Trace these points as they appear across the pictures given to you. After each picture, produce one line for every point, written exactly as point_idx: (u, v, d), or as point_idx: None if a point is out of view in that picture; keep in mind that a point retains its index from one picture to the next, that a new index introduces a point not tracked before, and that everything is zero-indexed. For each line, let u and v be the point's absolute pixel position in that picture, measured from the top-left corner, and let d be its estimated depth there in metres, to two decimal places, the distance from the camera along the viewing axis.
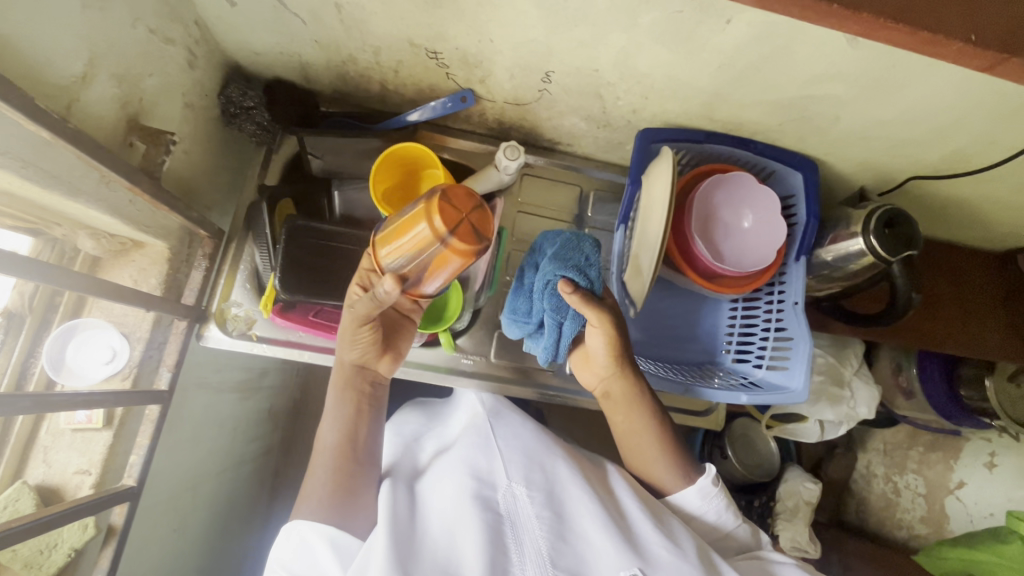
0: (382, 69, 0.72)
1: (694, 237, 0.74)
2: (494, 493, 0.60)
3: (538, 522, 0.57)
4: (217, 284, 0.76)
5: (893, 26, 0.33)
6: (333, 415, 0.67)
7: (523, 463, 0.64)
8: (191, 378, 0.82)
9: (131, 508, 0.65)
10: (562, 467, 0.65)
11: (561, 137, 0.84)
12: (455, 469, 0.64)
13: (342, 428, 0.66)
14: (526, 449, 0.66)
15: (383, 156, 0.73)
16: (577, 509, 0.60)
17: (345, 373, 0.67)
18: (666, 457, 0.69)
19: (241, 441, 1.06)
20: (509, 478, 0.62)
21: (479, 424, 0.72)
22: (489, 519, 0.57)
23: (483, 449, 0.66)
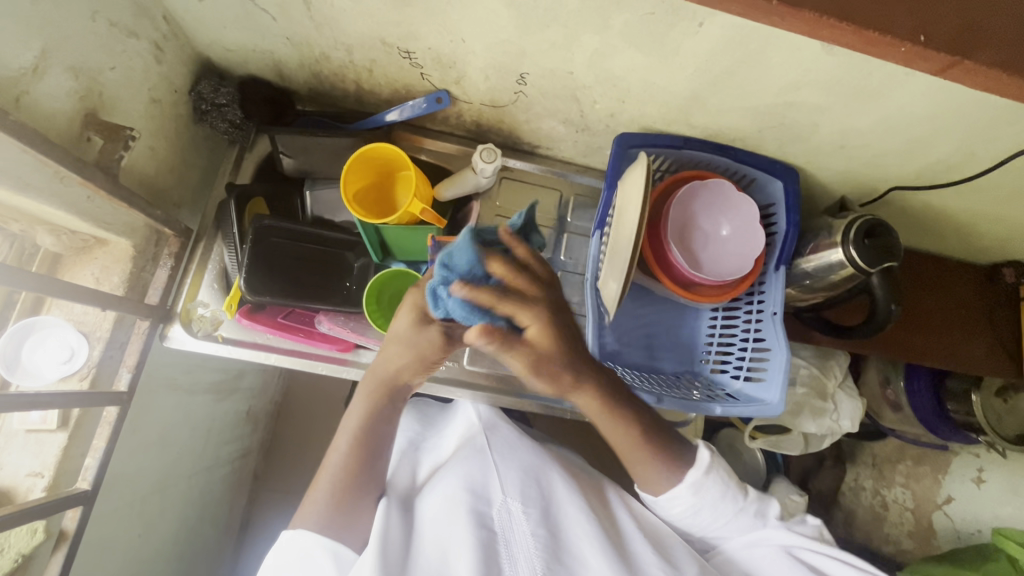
0: (357, 68, 0.71)
1: (671, 246, 0.73)
2: (489, 508, 0.59)
3: (535, 539, 0.56)
4: (183, 284, 0.75)
5: (837, 25, 0.32)
6: (354, 424, 0.62)
7: (521, 479, 0.63)
8: (159, 379, 0.80)
9: (85, 513, 0.63)
10: (561, 486, 0.65)
11: (541, 140, 0.83)
12: (453, 483, 0.62)
13: (358, 438, 0.62)
14: (523, 466, 0.66)
15: (353, 156, 0.71)
16: (575, 528, 0.60)
17: (380, 385, 0.62)
18: (653, 459, 0.63)
19: (215, 443, 1.04)
20: (505, 493, 0.61)
21: (479, 438, 0.70)
22: (483, 537, 0.55)
23: (478, 463, 0.65)
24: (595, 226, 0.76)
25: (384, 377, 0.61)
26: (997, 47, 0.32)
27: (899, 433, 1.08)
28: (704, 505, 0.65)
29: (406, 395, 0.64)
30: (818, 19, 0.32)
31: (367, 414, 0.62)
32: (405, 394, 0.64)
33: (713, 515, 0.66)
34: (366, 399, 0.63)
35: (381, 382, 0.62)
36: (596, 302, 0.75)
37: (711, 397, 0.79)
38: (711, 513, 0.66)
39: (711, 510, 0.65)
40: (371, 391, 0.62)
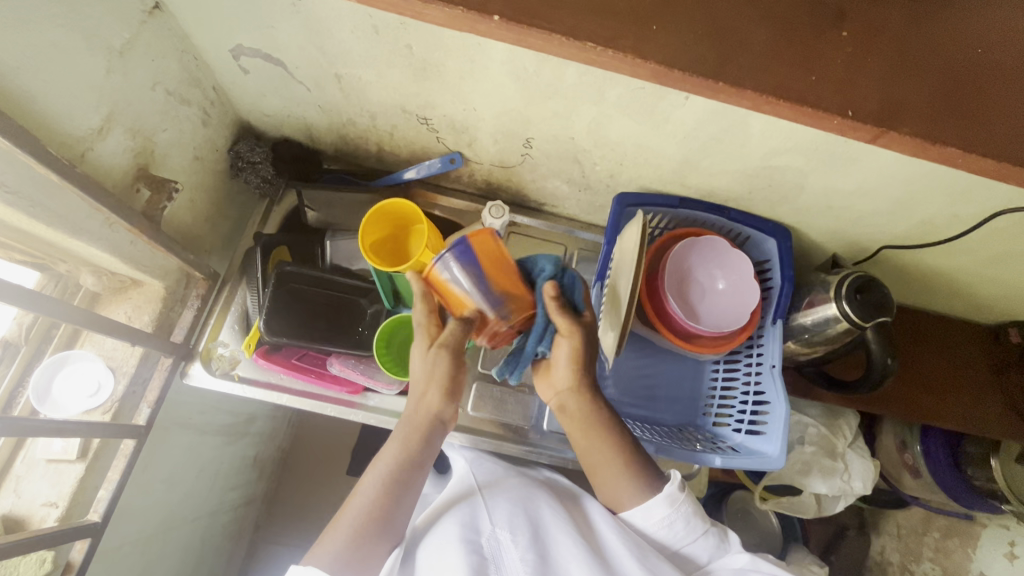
0: (379, 132, 0.79)
1: (667, 297, 0.76)
2: (478, 537, 0.62)
3: (524, 564, 0.59)
4: (207, 324, 0.79)
5: (779, 103, 0.36)
6: (392, 464, 0.62)
7: (514, 506, 0.66)
8: (173, 417, 0.83)
9: (92, 545, 0.64)
10: (546, 510, 0.67)
11: (546, 198, 0.89)
12: (445, 520, 0.65)
13: (395, 475, 0.62)
14: (512, 495, 0.68)
15: (375, 210, 0.77)
16: (563, 552, 0.61)
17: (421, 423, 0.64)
18: (622, 467, 0.66)
19: (221, 488, 1.05)
20: (493, 523, 0.64)
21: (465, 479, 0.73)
22: (474, 562, 0.58)
23: (467, 498, 0.68)
24: (596, 280, 0.80)
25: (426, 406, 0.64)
26: (922, 120, 0.37)
27: (920, 499, 1.05)
28: (678, 520, 0.63)
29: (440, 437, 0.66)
30: (759, 97, 0.36)
31: (405, 455, 0.63)
32: (438, 434, 0.66)
33: (685, 533, 0.63)
34: (405, 438, 0.63)
35: (419, 421, 0.64)
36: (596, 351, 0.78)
37: (712, 449, 0.79)
38: (684, 528, 0.63)
39: (685, 523, 0.63)
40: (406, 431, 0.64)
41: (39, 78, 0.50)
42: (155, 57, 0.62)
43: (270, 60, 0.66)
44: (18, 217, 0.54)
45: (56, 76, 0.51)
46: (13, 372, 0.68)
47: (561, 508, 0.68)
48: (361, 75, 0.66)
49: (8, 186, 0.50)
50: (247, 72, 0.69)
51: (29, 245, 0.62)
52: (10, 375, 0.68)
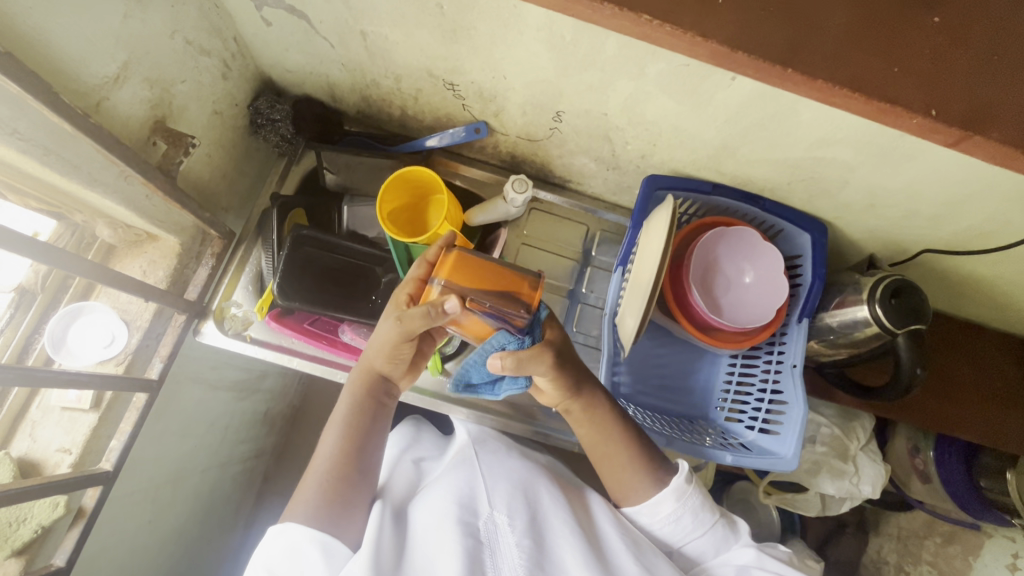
0: (403, 95, 0.76)
1: (691, 287, 0.74)
2: (476, 518, 0.61)
3: (520, 550, 0.58)
4: (221, 283, 0.78)
5: (852, 96, 0.33)
6: (340, 421, 0.65)
7: (514, 489, 0.66)
8: (186, 370, 0.84)
9: (104, 492, 0.66)
10: (546, 499, 0.66)
11: (571, 175, 0.85)
12: (442, 494, 0.65)
13: (347, 429, 0.65)
14: (510, 476, 0.68)
15: (392, 177, 0.75)
16: (559, 543, 0.61)
17: (365, 378, 0.66)
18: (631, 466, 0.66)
19: (231, 442, 1.07)
20: (492, 505, 0.63)
21: (465, 454, 0.72)
22: (470, 546, 0.58)
23: (467, 474, 0.68)
24: (618, 264, 0.78)
25: (369, 367, 0.66)
26: (1006, 125, 0.33)
27: (925, 505, 1.03)
28: (685, 514, 0.64)
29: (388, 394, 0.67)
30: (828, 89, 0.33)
31: (351, 412, 0.65)
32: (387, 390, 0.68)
33: (692, 525, 0.65)
34: (351, 394, 0.66)
35: (364, 376, 0.66)
36: (613, 338, 0.76)
37: (723, 445, 0.77)
38: (692, 522, 0.65)
39: (692, 517, 0.65)
40: (355, 386, 0.66)
41: (54, 21, 0.48)
42: (175, 3, 0.59)
43: (293, 13, 0.63)
44: (32, 166, 0.52)
45: (72, 20, 0.49)
46: (28, 319, 0.69)
47: (560, 495, 0.68)
48: (388, 33, 0.63)
49: (21, 133, 0.49)
50: (270, 23, 0.66)
51: (46, 194, 0.60)
52: (27, 322, 0.69)
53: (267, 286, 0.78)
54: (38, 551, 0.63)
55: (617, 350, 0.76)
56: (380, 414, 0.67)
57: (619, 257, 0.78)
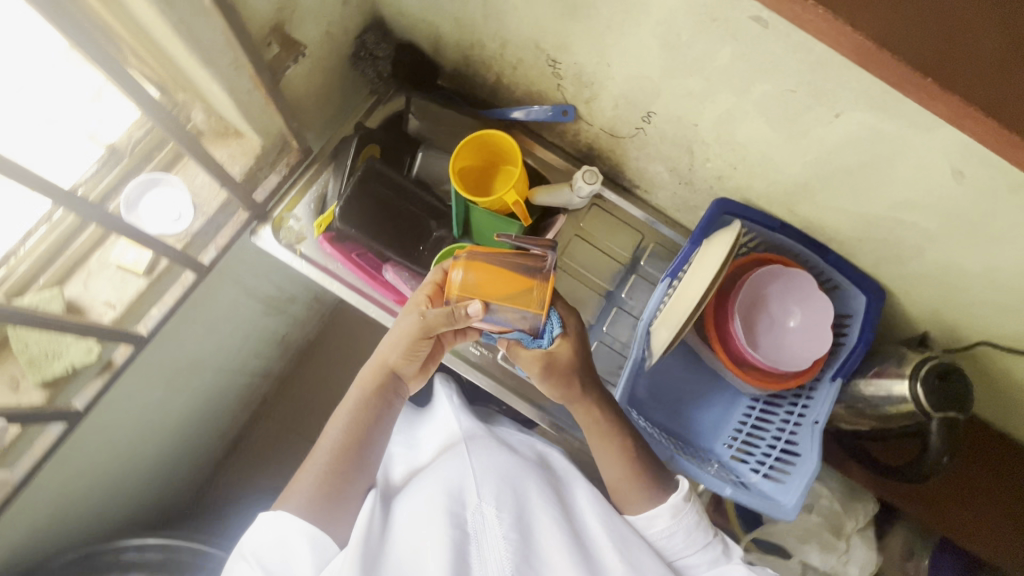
0: (504, 62, 0.77)
1: (734, 317, 0.73)
2: (463, 510, 0.62)
3: (507, 543, 0.59)
4: (286, 194, 0.81)
5: (983, 121, 0.34)
6: (348, 412, 0.68)
7: (501, 480, 0.66)
8: (230, 269, 0.87)
9: (133, 352, 0.69)
10: (534, 493, 0.67)
11: (641, 181, 0.86)
12: (433, 486, 0.65)
13: (353, 420, 0.67)
14: (500, 467, 0.68)
15: (470, 138, 0.77)
16: (546, 539, 0.62)
17: (375, 374, 0.69)
18: (631, 471, 0.68)
19: (248, 353, 1.11)
20: (480, 498, 0.63)
21: (453, 442, 0.72)
22: (456, 538, 0.59)
23: (458, 464, 0.68)
24: (665, 275, 0.76)
25: (381, 363, 0.70)
26: None
27: None
28: (678, 531, 0.66)
29: (398, 389, 0.71)
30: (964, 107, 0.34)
31: (359, 402, 0.68)
32: (397, 385, 0.71)
33: (685, 543, 0.66)
34: (361, 388, 0.69)
35: (376, 370, 0.70)
36: (642, 346, 0.76)
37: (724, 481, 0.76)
38: (684, 540, 0.66)
39: (685, 535, 0.66)
40: (364, 382, 0.69)
41: None
42: None
43: None
44: (163, 31, 0.56)
45: None
46: (111, 176, 0.70)
47: (546, 489, 0.69)
48: None
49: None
50: None
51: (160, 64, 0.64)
52: (110, 177, 0.70)
53: (326, 208, 0.79)
54: (62, 389, 0.67)
55: (643, 358, 0.76)
56: (388, 408, 0.69)
57: (671, 268, 0.77)
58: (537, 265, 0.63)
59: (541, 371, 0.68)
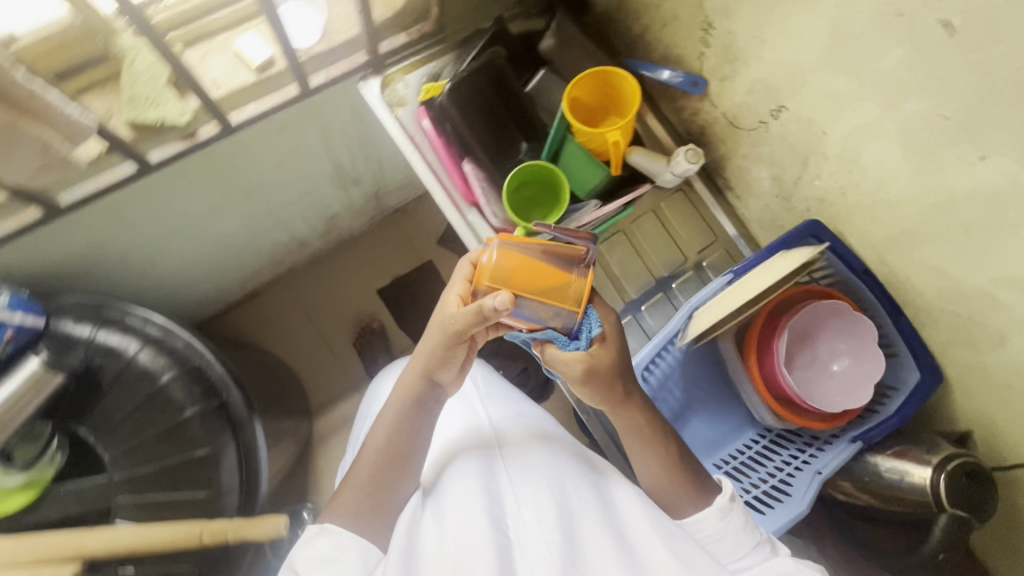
0: (657, 15, 0.77)
1: (783, 333, 0.70)
2: (504, 515, 0.54)
3: (551, 547, 0.49)
4: (406, 58, 0.82)
5: None
6: (387, 427, 0.65)
7: (538, 481, 0.59)
8: (323, 110, 0.89)
9: (218, 135, 0.73)
10: (575, 491, 0.58)
11: (737, 184, 0.84)
12: (474, 485, 0.58)
13: (394, 431, 0.65)
14: (540, 470, 0.61)
15: (594, 70, 0.76)
16: (586, 534, 0.52)
17: (411, 387, 0.67)
18: (672, 481, 0.64)
19: (299, 203, 1.14)
20: (519, 503, 0.55)
21: (489, 446, 0.67)
22: (500, 546, 0.50)
23: (494, 470, 0.62)
24: (731, 271, 0.73)
25: (420, 375, 0.67)
26: None
27: None
28: (727, 534, 0.59)
29: (437, 396, 0.68)
30: None
31: (395, 413, 0.66)
32: (436, 393, 0.68)
33: (733, 547, 0.58)
34: (397, 402, 0.66)
35: (412, 386, 0.67)
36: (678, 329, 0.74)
37: None
38: (733, 545, 0.58)
39: (733, 539, 0.58)
40: (399, 397, 0.67)
41: None
42: None
43: None
44: None
45: None
46: None
47: (585, 486, 0.60)
48: None
49: None
50: None
51: None
52: None
53: (436, 79, 0.81)
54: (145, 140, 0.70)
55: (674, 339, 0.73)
56: (426, 414, 0.67)
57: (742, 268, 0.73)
58: (574, 258, 0.63)
59: (584, 373, 0.62)
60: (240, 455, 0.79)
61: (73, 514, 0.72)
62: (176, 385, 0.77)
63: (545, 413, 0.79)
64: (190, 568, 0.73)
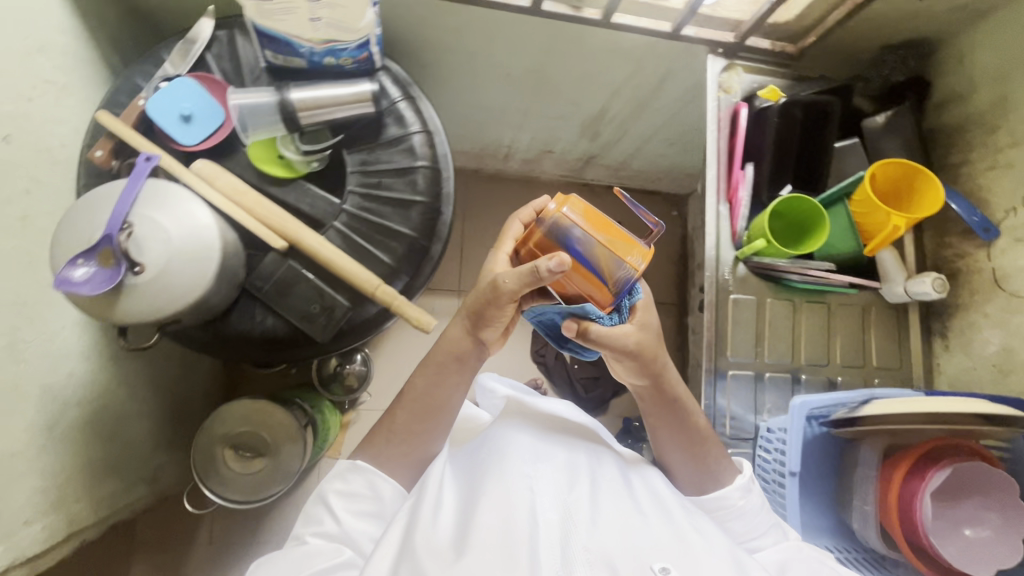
0: (989, 159, 0.82)
1: (947, 466, 0.69)
2: (534, 495, 0.68)
3: (577, 522, 0.65)
4: (755, 62, 0.89)
5: None
6: (419, 391, 0.77)
7: (562, 469, 0.73)
8: (647, 57, 1.00)
9: (595, 22, 0.84)
10: (594, 473, 0.73)
11: (952, 335, 0.86)
12: (510, 462, 0.71)
13: (432, 391, 0.77)
14: (561, 459, 0.75)
15: (913, 164, 0.80)
16: (604, 507, 0.68)
17: (447, 351, 0.76)
18: (693, 462, 0.75)
19: (551, 120, 1.26)
20: (543, 488, 0.69)
21: (517, 426, 0.80)
22: (533, 524, 0.65)
23: (525, 444, 0.75)
24: (922, 392, 0.76)
25: (464, 338, 0.76)
26: None
27: None
28: (747, 513, 0.73)
29: (481, 357, 0.78)
30: None
31: (431, 372, 0.77)
32: (479, 353, 0.77)
33: (748, 527, 0.73)
34: (429, 362, 0.78)
35: (450, 351, 0.77)
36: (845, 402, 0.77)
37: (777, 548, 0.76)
38: (748, 525, 0.73)
39: (748, 521, 0.73)
40: (432, 359, 0.78)
41: None
42: None
43: None
44: None
45: None
46: None
47: (605, 467, 0.75)
48: None
49: None
50: None
51: None
52: None
53: (774, 86, 0.88)
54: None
55: (840, 408, 0.76)
56: (464, 381, 0.78)
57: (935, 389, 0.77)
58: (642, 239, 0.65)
59: (637, 346, 0.69)
60: (420, 264, 0.87)
61: (300, 209, 0.84)
62: (423, 174, 0.86)
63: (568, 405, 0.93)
64: (344, 307, 0.81)
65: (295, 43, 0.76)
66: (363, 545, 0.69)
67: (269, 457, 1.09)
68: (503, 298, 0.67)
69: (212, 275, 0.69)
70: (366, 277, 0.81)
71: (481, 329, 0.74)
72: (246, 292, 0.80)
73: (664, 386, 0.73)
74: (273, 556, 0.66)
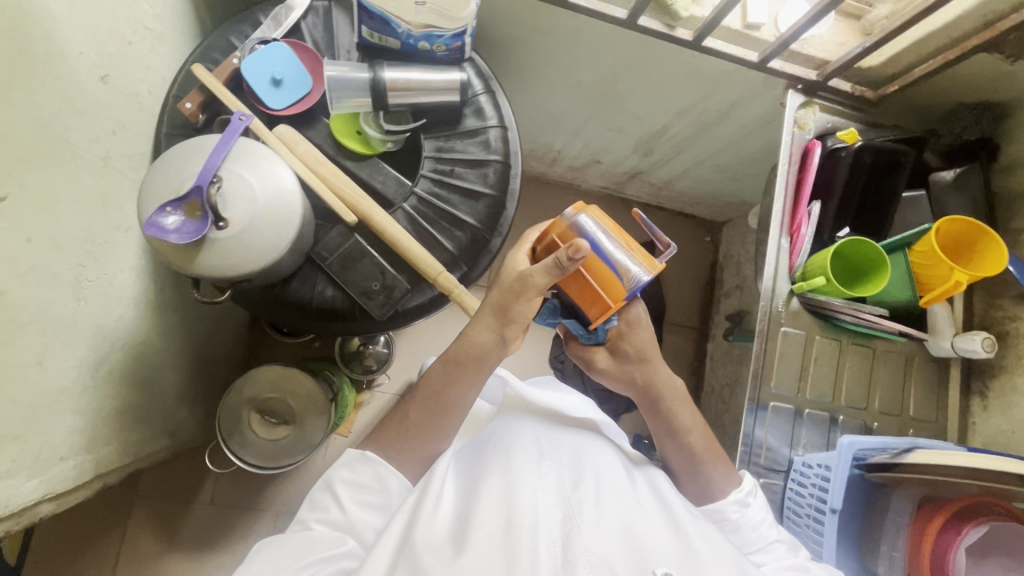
0: None
1: (984, 524, 0.70)
2: (537, 492, 0.67)
3: (579, 517, 0.64)
4: (832, 103, 0.90)
5: None
6: (434, 388, 0.78)
7: (567, 468, 0.72)
8: (721, 84, 1.01)
9: (684, 42, 0.85)
10: (598, 471, 0.72)
11: (993, 395, 0.87)
12: (516, 460, 0.71)
13: (446, 387, 0.77)
14: (567, 458, 0.74)
15: (979, 224, 0.81)
16: (606, 505, 0.66)
17: (461, 352, 0.77)
18: (693, 471, 0.78)
19: (608, 132, 1.27)
20: (546, 485, 0.68)
21: (529, 430, 0.80)
22: (533, 518, 0.63)
23: (532, 445, 0.75)
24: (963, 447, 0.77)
25: (477, 347, 0.76)
26: None
27: None
28: (753, 527, 0.74)
29: (495, 359, 0.79)
30: None
31: (446, 369, 0.78)
32: (495, 356, 0.78)
33: (755, 540, 0.73)
34: (445, 360, 0.78)
35: (468, 351, 0.77)
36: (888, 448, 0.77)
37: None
38: (754, 538, 0.73)
39: (754, 534, 0.73)
40: (444, 358, 0.79)
41: None
42: None
43: None
44: None
45: None
46: None
47: (610, 467, 0.74)
48: None
49: None
50: None
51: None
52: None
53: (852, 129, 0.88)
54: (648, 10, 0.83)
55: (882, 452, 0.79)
56: (476, 382, 0.78)
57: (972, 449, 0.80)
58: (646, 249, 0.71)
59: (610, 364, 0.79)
60: (480, 255, 0.88)
61: (373, 187, 0.85)
62: (495, 168, 0.87)
63: (583, 410, 0.95)
64: (404, 288, 0.82)
65: (394, 23, 0.77)
66: (365, 535, 0.68)
67: (293, 426, 1.10)
68: (530, 291, 0.71)
69: (290, 239, 0.69)
70: (429, 263, 0.81)
71: (508, 326, 0.76)
72: (310, 261, 0.81)
73: (653, 396, 0.79)
74: (278, 539, 0.66)
